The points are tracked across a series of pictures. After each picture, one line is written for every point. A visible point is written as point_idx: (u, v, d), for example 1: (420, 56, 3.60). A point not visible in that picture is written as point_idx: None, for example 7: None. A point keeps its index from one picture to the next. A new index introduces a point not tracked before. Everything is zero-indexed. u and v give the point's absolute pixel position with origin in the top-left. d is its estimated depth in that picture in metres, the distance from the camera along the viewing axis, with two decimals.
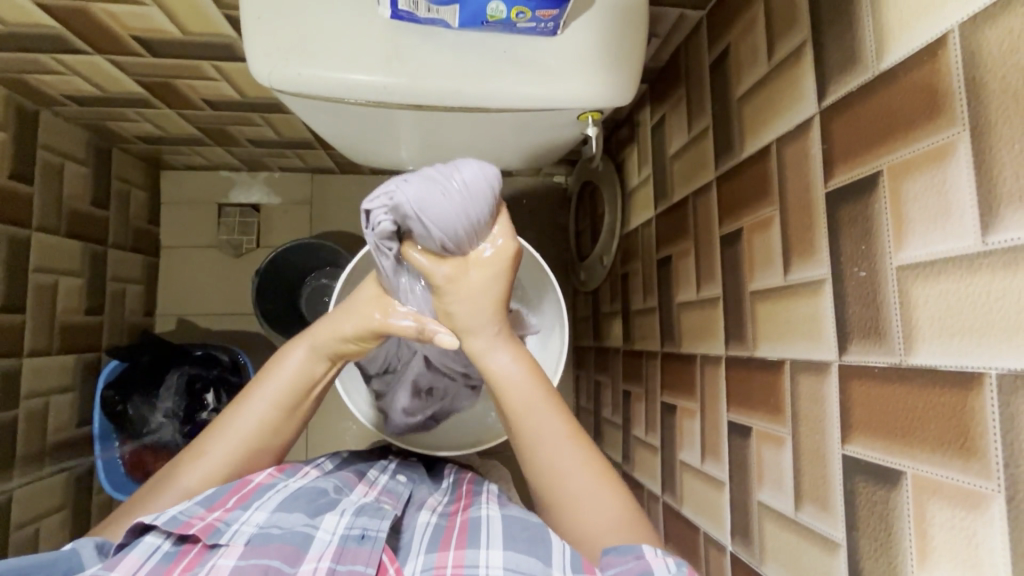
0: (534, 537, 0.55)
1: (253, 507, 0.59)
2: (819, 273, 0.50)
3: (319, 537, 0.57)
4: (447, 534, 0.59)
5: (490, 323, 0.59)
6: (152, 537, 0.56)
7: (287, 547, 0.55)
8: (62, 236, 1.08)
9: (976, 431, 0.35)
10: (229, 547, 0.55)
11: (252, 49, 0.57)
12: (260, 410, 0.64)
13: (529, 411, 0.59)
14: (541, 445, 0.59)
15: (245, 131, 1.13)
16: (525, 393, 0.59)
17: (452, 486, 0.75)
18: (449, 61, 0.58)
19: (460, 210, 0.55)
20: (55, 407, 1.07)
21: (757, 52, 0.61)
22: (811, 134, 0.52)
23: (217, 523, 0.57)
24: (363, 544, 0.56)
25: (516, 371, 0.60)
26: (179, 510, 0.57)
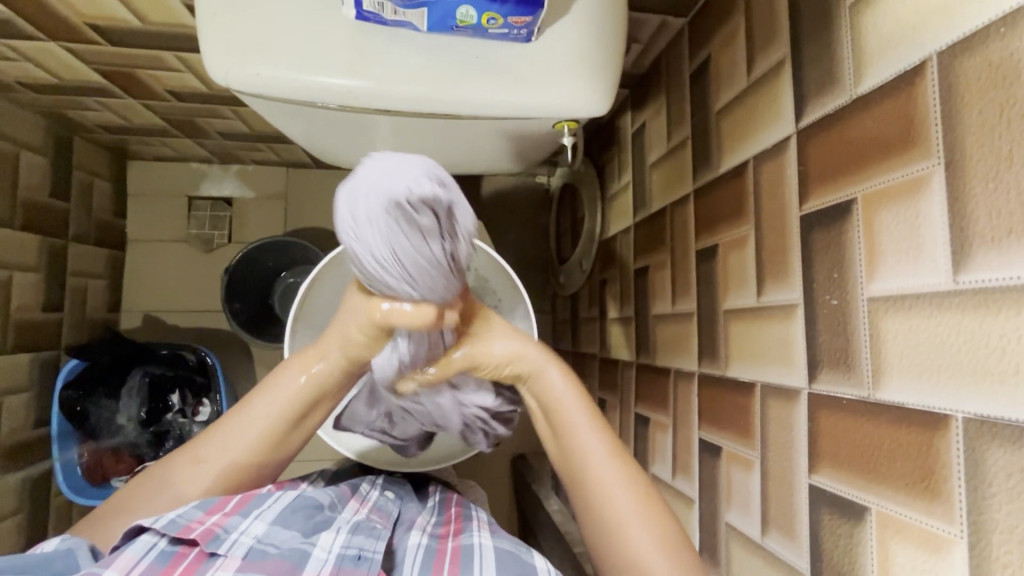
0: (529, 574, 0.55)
1: (253, 516, 0.57)
2: (791, 297, 0.49)
3: (315, 555, 0.54)
4: (439, 560, 0.59)
5: (532, 351, 0.59)
6: (148, 537, 0.53)
7: (284, 563, 0.52)
8: (18, 229, 1.03)
9: (940, 473, 0.35)
10: (227, 558, 0.52)
11: (208, 48, 0.53)
12: (242, 446, 0.60)
13: (579, 432, 0.57)
14: (607, 492, 0.54)
15: (214, 124, 1.09)
16: (579, 415, 0.57)
17: (438, 507, 0.73)
18: (418, 66, 0.55)
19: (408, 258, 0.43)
20: (9, 407, 1.02)
21: (736, 65, 0.60)
22: (787, 155, 0.50)
23: (216, 529, 0.54)
24: (359, 564, 0.54)
25: (568, 394, 0.58)
26: (178, 514, 0.54)
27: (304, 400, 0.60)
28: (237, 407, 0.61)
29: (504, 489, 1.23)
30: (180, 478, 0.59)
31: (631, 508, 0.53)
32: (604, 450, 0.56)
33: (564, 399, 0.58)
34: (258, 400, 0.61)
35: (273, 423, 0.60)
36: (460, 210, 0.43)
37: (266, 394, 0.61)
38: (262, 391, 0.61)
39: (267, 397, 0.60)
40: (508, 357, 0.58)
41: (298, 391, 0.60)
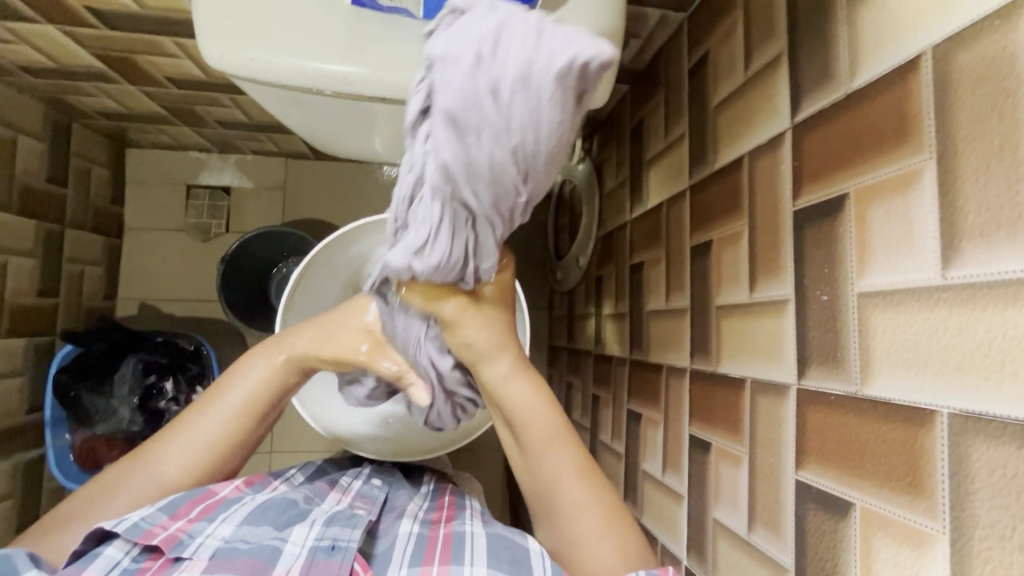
0: (518, 560, 0.54)
1: (219, 520, 0.58)
2: (783, 293, 0.49)
3: (286, 551, 0.55)
4: (429, 547, 0.58)
5: (506, 351, 0.57)
6: (111, 551, 0.53)
7: (253, 562, 0.53)
8: (14, 213, 1.03)
9: (924, 469, 0.34)
10: (193, 560, 0.52)
11: (203, 32, 0.53)
12: (230, 414, 0.63)
13: (551, 447, 0.58)
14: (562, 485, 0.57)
15: (213, 112, 1.09)
16: (546, 430, 0.58)
17: (431, 494, 0.74)
18: (414, 54, 0.55)
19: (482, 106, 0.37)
20: (2, 392, 1.02)
21: (734, 60, 0.59)
22: (782, 150, 0.50)
23: (181, 535, 0.55)
24: (333, 555, 0.54)
25: (531, 403, 0.58)
26: (141, 517, 0.55)
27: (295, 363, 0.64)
28: (201, 405, 0.63)
29: (496, 484, 1.23)
30: (168, 451, 0.61)
31: (584, 506, 0.56)
32: (564, 462, 0.58)
33: (530, 411, 0.58)
34: (252, 367, 0.65)
35: (233, 413, 0.63)
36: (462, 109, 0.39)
37: (228, 388, 0.64)
38: (255, 359, 0.65)
39: (260, 363, 0.65)
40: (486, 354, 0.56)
41: (285, 356, 0.64)
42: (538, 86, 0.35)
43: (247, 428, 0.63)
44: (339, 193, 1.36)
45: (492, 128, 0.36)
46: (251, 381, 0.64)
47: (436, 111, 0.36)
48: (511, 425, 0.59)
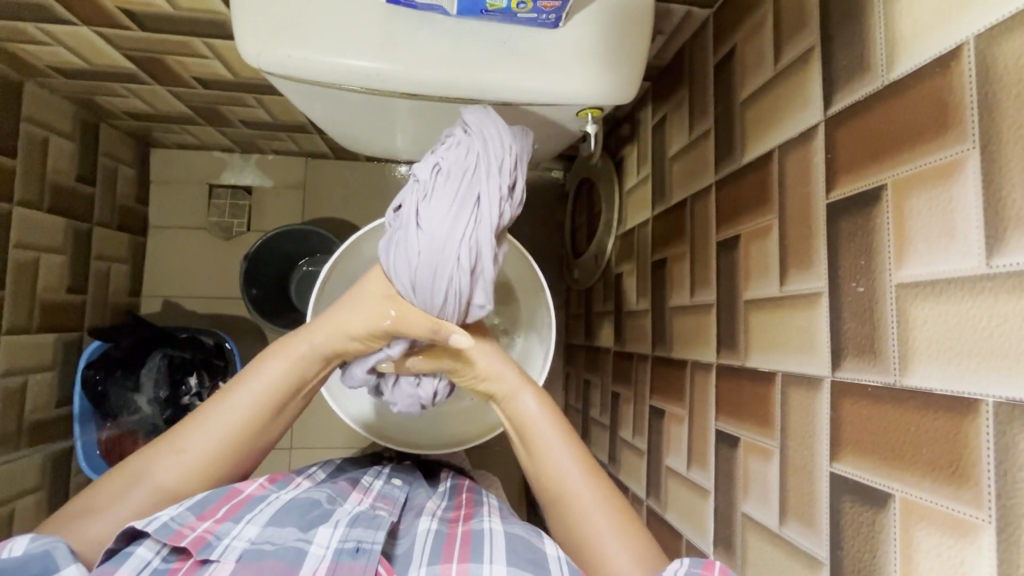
0: (538, 559, 0.55)
1: (245, 520, 0.58)
2: (815, 286, 0.49)
3: (312, 553, 0.55)
4: (448, 545, 0.59)
5: (510, 370, 0.68)
6: (143, 550, 0.54)
7: (280, 564, 0.53)
8: (45, 212, 1.05)
9: (968, 458, 0.34)
10: (220, 563, 0.53)
11: (241, 30, 0.54)
12: (249, 405, 0.63)
13: (549, 449, 0.65)
14: (577, 500, 0.61)
15: (237, 112, 1.11)
16: (551, 434, 0.66)
17: (448, 492, 0.75)
18: (447, 50, 0.56)
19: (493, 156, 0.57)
20: (33, 387, 1.05)
21: (763, 55, 0.59)
22: (815, 143, 0.50)
23: (208, 536, 0.55)
24: (358, 557, 0.55)
25: (540, 414, 0.67)
26: (170, 517, 0.55)
27: (318, 356, 0.64)
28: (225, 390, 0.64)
29: (515, 481, 1.23)
30: (181, 445, 0.61)
31: (595, 508, 0.60)
32: (569, 459, 0.64)
33: (539, 417, 0.66)
34: (274, 355, 0.65)
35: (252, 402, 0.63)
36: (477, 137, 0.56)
37: (245, 381, 0.64)
38: (279, 347, 0.65)
39: (284, 353, 0.64)
40: (493, 373, 0.67)
41: (311, 349, 0.64)
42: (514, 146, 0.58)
43: (264, 419, 0.64)
44: (357, 192, 1.38)
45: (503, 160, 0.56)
46: (275, 371, 0.64)
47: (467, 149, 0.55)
48: (519, 431, 0.67)
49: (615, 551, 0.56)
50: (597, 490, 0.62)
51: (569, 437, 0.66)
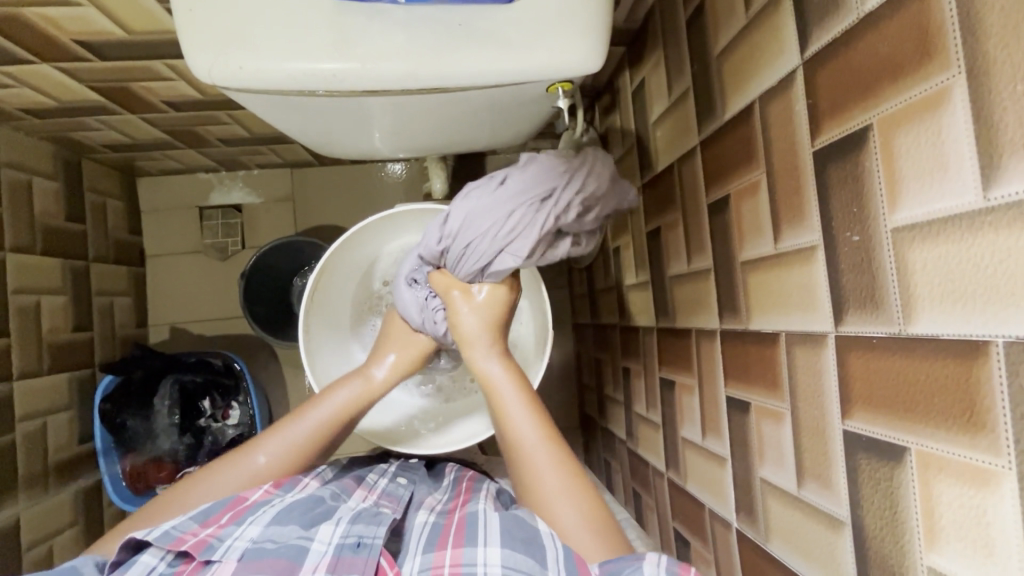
0: (532, 538, 0.57)
1: (246, 522, 0.61)
2: (810, 240, 0.47)
3: (314, 549, 0.58)
4: (443, 534, 0.62)
5: (487, 338, 0.71)
6: (147, 557, 0.58)
7: (281, 561, 0.56)
8: (39, 254, 1.05)
9: (983, 404, 0.33)
10: (222, 562, 0.56)
11: (189, 47, 0.53)
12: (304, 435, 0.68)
13: (510, 412, 0.67)
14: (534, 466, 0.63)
15: (214, 131, 1.09)
16: (513, 395, 0.67)
17: (451, 484, 0.77)
18: (402, 41, 0.54)
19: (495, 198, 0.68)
20: (53, 427, 1.06)
21: (734, 2, 0.56)
22: (794, 90, 0.48)
23: (210, 539, 0.58)
24: (359, 552, 0.57)
25: (505, 379, 0.69)
26: (172, 526, 0.59)
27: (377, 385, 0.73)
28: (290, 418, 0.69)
29: None
30: (246, 461, 0.67)
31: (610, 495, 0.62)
32: (529, 422, 0.66)
33: (502, 382, 0.68)
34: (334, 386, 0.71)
35: (318, 430, 0.69)
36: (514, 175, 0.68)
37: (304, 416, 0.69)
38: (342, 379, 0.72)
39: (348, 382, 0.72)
40: (475, 338, 0.71)
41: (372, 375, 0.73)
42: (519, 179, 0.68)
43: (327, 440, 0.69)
44: (346, 197, 1.36)
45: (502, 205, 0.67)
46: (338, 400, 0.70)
47: (493, 187, 0.69)
48: (487, 393, 0.69)
49: (567, 521, 0.60)
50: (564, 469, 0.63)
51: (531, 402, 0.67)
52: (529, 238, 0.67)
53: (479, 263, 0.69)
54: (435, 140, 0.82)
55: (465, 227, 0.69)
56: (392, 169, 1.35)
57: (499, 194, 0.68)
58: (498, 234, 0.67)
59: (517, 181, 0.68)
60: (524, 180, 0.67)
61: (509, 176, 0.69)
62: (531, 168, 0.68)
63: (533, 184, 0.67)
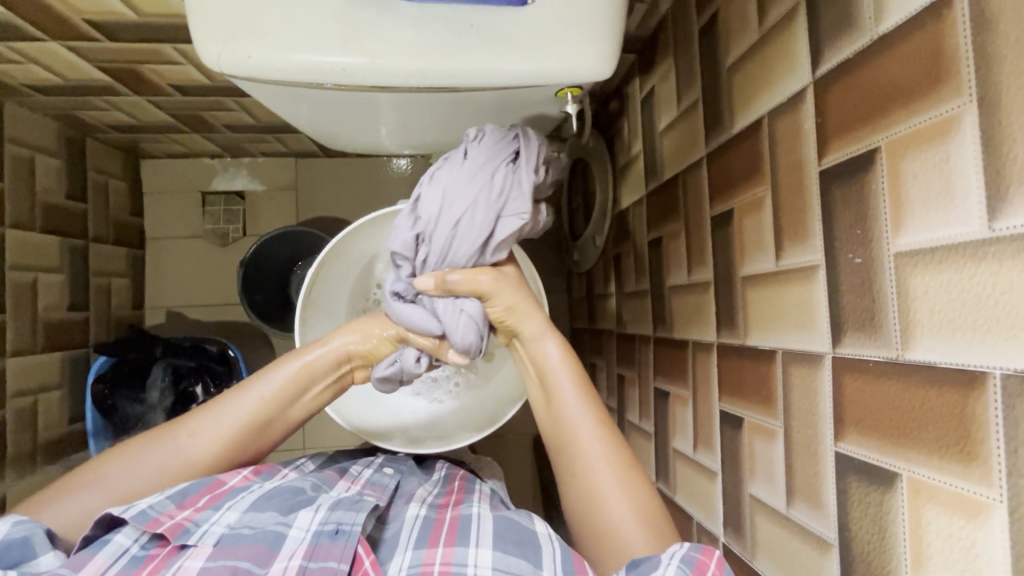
0: (525, 540, 0.57)
1: (224, 508, 0.60)
2: (812, 259, 0.47)
3: (292, 535, 0.57)
4: (435, 530, 0.60)
5: (540, 318, 0.68)
6: (121, 538, 0.57)
7: (257, 547, 0.55)
8: (38, 232, 1.05)
9: (977, 434, 0.32)
10: (199, 547, 0.55)
11: (198, 34, 0.53)
12: (250, 406, 0.68)
13: (568, 401, 0.66)
14: (595, 475, 0.62)
15: (220, 117, 1.09)
16: (569, 382, 0.67)
17: (441, 479, 0.75)
18: (413, 38, 0.54)
19: (461, 165, 0.62)
20: (44, 405, 1.06)
21: (748, 16, 0.56)
22: (804, 107, 0.48)
23: (187, 523, 0.57)
24: (337, 539, 0.56)
25: (563, 365, 0.67)
26: (149, 505, 0.58)
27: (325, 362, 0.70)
28: (240, 387, 0.69)
29: (528, 468, 1.23)
30: (187, 429, 0.67)
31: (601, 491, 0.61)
32: (585, 410, 0.65)
33: (560, 366, 0.67)
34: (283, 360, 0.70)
35: (262, 403, 0.68)
36: (475, 144, 0.64)
37: (252, 387, 0.69)
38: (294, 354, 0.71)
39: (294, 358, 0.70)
40: (522, 316, 0.67)
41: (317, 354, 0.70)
42: (478, 146, 0.63)
43: (266, 418, 0.68)
44: (350, 190, 1.36)
45: (474, 170, 0.61)
46: (285, 374, 0.69)
47: (453, 161, 0.63)
48: (543, 381, 0.68)
49: (636, 543, 0.57)
50: (620, 476, 0.61)
51: (588, 396, 0.66)
52: (517, 191, 0.61)
53: (473, 237, 0.61)
54: (441, 139, 0.81)
55: (449, 212, 0.61)
56: (397, 165, 1.35)
57: (464, 162, 0.62)
58: (480, 195, 0.60)
59: (479, 147, 0.63)
60: (480, 149, 0.63)
61: (465, 152, 0.64)
62: (483, 139, 0.64)
63: (490, 149, 0.62)
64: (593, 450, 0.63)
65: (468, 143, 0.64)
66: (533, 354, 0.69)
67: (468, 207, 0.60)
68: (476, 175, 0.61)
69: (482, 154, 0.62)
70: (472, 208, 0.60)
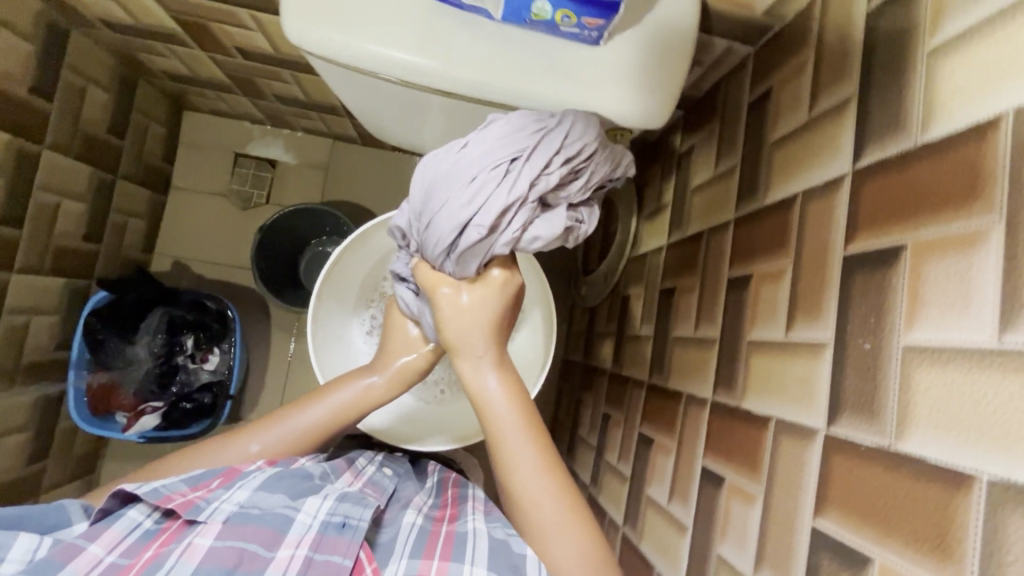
0: (518, 565, 0.55)
1: (235, 487, 0.60)
2: (821, 337, 0.48)
3: (299, 521, 0.57)
4: (430, 542, 0.60)
5: (484, 347, 0.65)
6: (135, 513, 0.58)
7: (264, 530, 0.55)
8: (72, 158, 1.06)
9: (956, 534, 0.34)
10: (207, 524, 0.55)
11: (286, 8, 0.55)
12: (306, 425, 0.69)
13: (507, 432, 0.62)
14: (539, 516, 0.59)
15: (274, 86, 1.12)
16: (509, 416, 0.63)
17: (435, 488, 0.76)
18: (487, 54, 0.56)
19: (468, 155, 0.55)
20: (35, 327, 1.06)
21: (800, 97, 0.59)
22: (839, 193, 0.50)
23: (198, 501, 0.57)
24: (343, 533, 0.57)
25: (503, 397, 0.64)
26: (161, 485, 0.59)
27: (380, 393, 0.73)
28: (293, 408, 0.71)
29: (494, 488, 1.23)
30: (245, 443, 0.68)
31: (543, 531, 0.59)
32: (530, 451, 0.62)
33: (500, 398, 0.64)
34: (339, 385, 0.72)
35: (318, 424, 0.70)
36: (492, 133, 0.55)
37: (309, 407, 0.70)
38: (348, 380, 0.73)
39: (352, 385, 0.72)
40: (468, 342, 0.65)
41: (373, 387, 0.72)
42: (497, 136, 0.55)
43: (316, 438, 0.70)
44: (379, 181, 1.39)
45: (479, 165, 0.54)
46: (341, 400, 0.71)
47: (465, 145, 0.56)
48: (480, 413, 0.65)
49: None
50: (564, 514, 0.59)
51: (533, 428, 0.63)
52: (520, 208, 0.54)
53: (456, 243, 0.56)
54: None
55: (439, 205, 0.55)
56: None
57: (472, 152, 0.55)
58: (477, 201, 0.53)
59: (497, 138, 0.55)
60: (494, 143, 0.55)
61: (480, 135, 0.56)
62: (505, 129, 0.55)
63: (506, 147, 0.54)
64: (534, 488, 0.60)
65: (487, 127, 0.56)
66: (472, 384, 0.65)
67: (460, 208, 0.54)
68: (478, 173, 0.54)
69: (494, 147, 0.54)
70: (461, 210, 0.54)
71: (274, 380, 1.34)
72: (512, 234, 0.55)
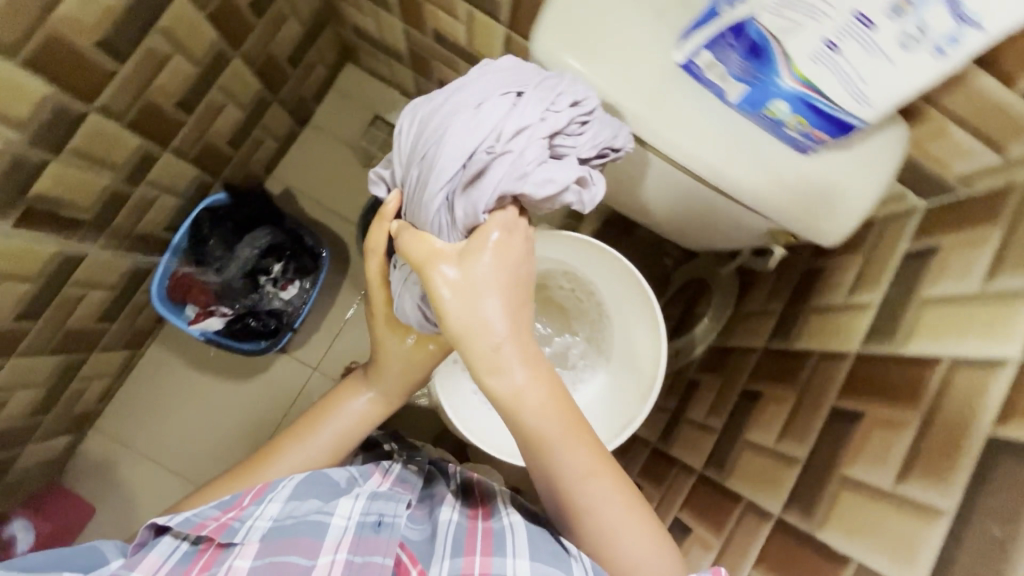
0: (558, 552, 0.60)
1: (267, 500, 0.65)
2: (942, 506, 0.51)
3: (334, 525, 0.63)
4: (469, 537, 0.64)
5: (518, 341, 0.56)
6: (169, 539, 0.61)
7: (302, 541, 0.61)
8: (253, 71, 1.14)
9: None
10: (245, 545, 0.60)
11: (550, 30, 0.62)
12: (323, 440, 0.75)
13: (548, 433, 0.58)
14: (604, 523, 0.59)
15: (445, 71, 1.19)
16: (546, 417, 0.58)
17: (461, 481, 0.77)
18: (708, 127, 0.62)
19: (470, 90, 0.57)
20: (160, 205, 1.12)
21: (972, 266, 0.60)
22: (997, 376, 0.51)
23: (232, 522, 0.62)
24: (377, 534, 0.63)
25: (538, 392, 0.57)
26: (192, 513, 0.62)
27: (387, 397, 0.78)
28: (299, 430, 0.75)
29: None
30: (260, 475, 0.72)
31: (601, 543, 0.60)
32: (574, 450, 0.59)
33: (532, 400, 0.57)
34: (348, 394, 0.78)
35: (335, 433, 0.76)
36: (478, 69, 0.58)
37: (322, 424, 0.76)
38: (350, 387, 0.79)
39: (357, 389, 0.78)
40: (484, 331, 0.55)
41: (373, 397, 0.78)
42: (479, 69, 0.58)
43: (333, 452, 0.75)
44: None
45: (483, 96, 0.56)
46: (349, 412, 0.77)
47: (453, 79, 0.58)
48: (507, 415, 0.58)
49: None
50: (629, 518, 0.59)
51: (572, 428, 0.59)
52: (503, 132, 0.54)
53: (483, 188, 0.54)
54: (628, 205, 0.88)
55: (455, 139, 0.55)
56: None
57: (472, 89, 0.57)
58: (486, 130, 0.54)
59: (479, 74, 0.58)
60: (487, 78, 0.57)
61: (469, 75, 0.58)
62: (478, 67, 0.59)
63: (499, 81, 0.57)
64: (589, 490, 0.59)
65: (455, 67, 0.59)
66: (495, 388, 0.57)
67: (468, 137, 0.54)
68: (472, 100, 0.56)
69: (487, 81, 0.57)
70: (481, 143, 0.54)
71: (327, 328, 1.38)
72: (514, 173, 0.54)
